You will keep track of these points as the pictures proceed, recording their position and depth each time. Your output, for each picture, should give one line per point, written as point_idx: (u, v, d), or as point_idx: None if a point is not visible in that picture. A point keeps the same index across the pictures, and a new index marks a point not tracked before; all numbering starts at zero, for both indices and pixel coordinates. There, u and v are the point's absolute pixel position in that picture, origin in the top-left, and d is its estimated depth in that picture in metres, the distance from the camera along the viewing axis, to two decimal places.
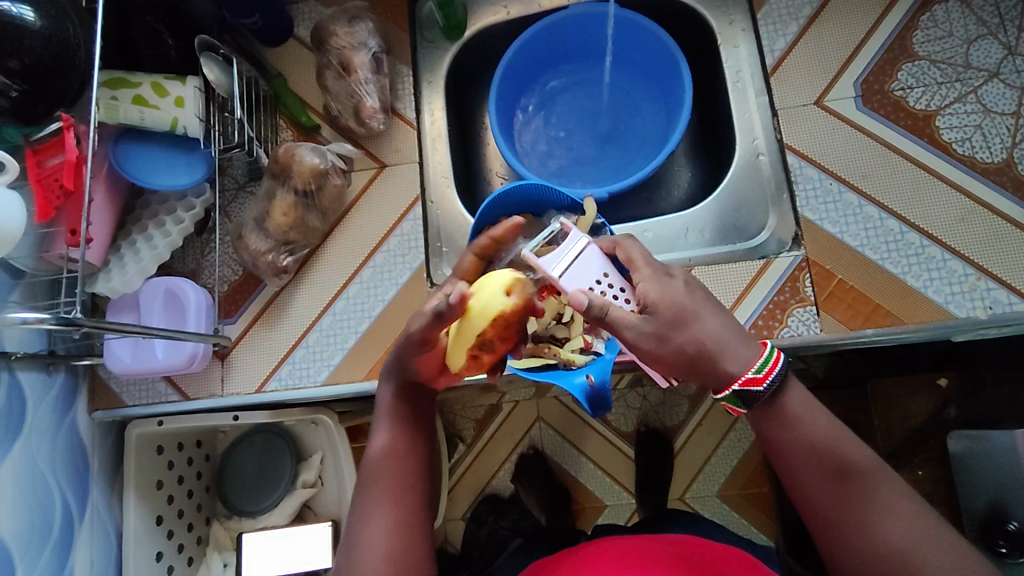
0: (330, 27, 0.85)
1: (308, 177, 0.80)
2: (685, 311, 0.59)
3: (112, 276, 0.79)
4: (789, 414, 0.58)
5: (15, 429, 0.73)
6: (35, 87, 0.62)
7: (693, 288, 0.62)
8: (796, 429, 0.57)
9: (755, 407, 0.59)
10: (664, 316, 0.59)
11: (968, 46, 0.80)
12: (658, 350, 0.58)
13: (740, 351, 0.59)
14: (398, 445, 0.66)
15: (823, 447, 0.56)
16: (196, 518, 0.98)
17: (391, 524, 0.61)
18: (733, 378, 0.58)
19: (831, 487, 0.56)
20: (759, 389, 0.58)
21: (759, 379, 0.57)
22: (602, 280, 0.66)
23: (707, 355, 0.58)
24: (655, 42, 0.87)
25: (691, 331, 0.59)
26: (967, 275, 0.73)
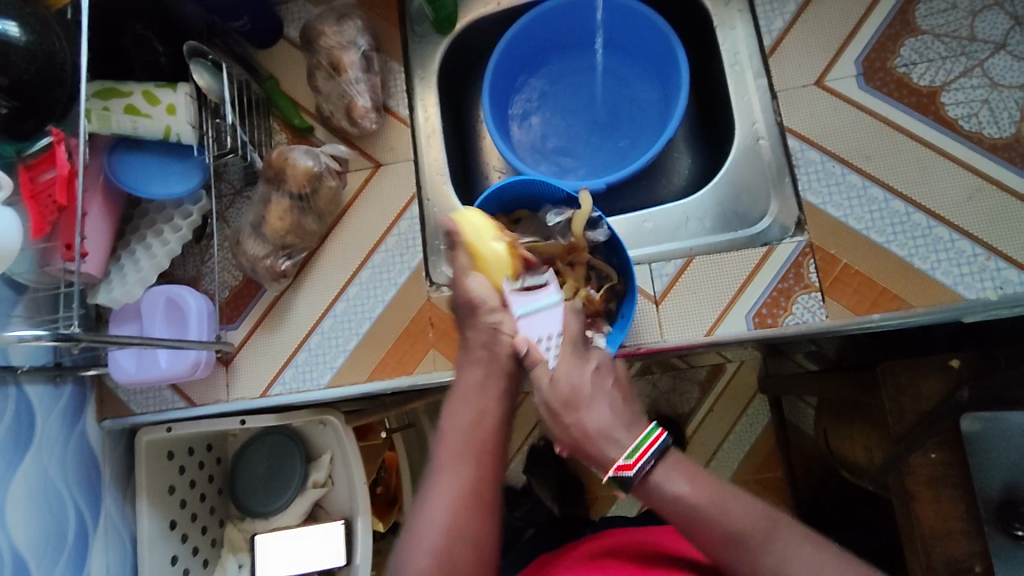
0: (319, 27, 0.84)
1: (303, 180, 0.79)
2: (580, 393, 0.65)
3: (113, 287, 0.79)
4: (658, 490, 0.58)
5: (25, 442, 0.73)
6: (24, 103, 0.62)
7: (602, 374, 0.67)
8: (677, 505, 0.58)
9: (637, 488, 0.60)
10: (563, 392, 0.65)
11: (973, 18, 0.77)
12: (549, 421, 0.65)
13: (623, 432, 0.63)
14: (469, 419, 0.63)
15: (703, 515, 0.56)
16: (210, 521, 0.99)
17: (457, 489, 0.58)
18: (609, 463, 0.61)
19: (726, 553, 0.56)
20: (630, 475, 0.59)
21: (629, 465, 0.59)
22: (550, 338, 0.69)
23: (588, 441, 0.62)
24: (649, 26, 0.85)
25: (580, 415, 0.64)
26: (976, 255, 0.72)
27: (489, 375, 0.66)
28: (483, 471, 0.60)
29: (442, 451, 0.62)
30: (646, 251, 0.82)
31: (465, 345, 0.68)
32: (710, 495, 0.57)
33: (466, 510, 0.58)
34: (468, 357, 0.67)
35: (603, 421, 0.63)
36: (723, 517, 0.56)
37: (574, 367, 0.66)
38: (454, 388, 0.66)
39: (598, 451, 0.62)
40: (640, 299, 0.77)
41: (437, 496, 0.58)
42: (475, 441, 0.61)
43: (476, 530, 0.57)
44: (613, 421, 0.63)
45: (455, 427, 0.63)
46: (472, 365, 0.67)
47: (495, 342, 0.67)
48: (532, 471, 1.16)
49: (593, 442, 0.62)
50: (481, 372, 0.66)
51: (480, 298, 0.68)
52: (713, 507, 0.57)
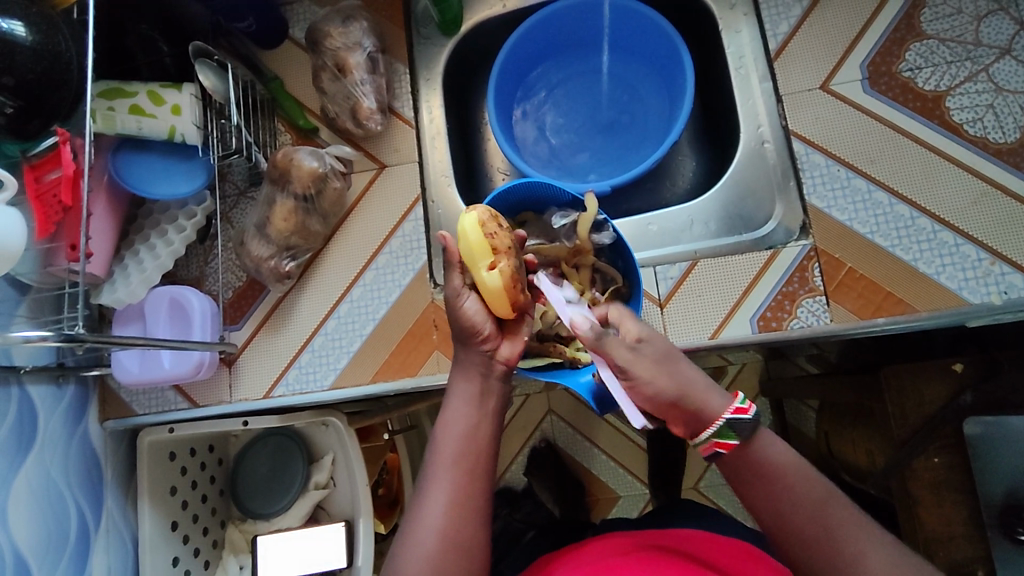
0: (324, 28, 0.84)
1: (308, 181, 0.79)
2: (671, 352, 0.60)
3: (116, 287, 0.79)
4: (762, 450, 0.57)
5: (27, 443, 0.73)
6: (29, 102, 0.62)
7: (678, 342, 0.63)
8: (778, 469, 0.56)
9: (742, 443, 0.57)
10: (659, 347, 0.59)
11: (978, 23, 0.77)
12: (648, 375, 0.57)
13: (719, 392, 0.59)
14: (463, 433, 0.61)
15: (799, 485, 0.55)
16: (211, 522, 0.99)
17: (450, 506, 0.57)
18: (720, 410, 0.57)
19: (807, 526, 0.54)
20: (746, 420, 0.57)
21: (743, 409, 0.57)
22: (605, 317, 0.61)
23: (693, 389, 0.58)
24: (655, 29, 0.85)
25: (679, 367, 0.59)
26: (981, 260, 0.72)
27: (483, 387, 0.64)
28: (475, 486, 0.59)
29: (436, 463, 0.60)
30: (651, 254, 0.82)
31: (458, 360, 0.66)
32: (806, 469, 0.56)
33: (458, 527, 0.57)
34: (462, 369, 0.65)
35: (700, 378, 0.59)
36: (816, 491, 0.55)
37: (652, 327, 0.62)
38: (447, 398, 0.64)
39: (703, 399, 0.58)
40: (645, 301, 0.77)
41: (430, 508, 0.58)
42: (468, 454, 0.60)
43: (468, 546, 0.57)
44: (701, 377, 0.59)
45: (449, 437, 0.61)
46: (465, 378, 0.64)
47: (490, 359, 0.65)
48: (533, 473, 1.15)
49: (698, 392, 0.58)
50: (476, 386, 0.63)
51: (474, 320, 0.64)
52: (807, 480, 0.56)
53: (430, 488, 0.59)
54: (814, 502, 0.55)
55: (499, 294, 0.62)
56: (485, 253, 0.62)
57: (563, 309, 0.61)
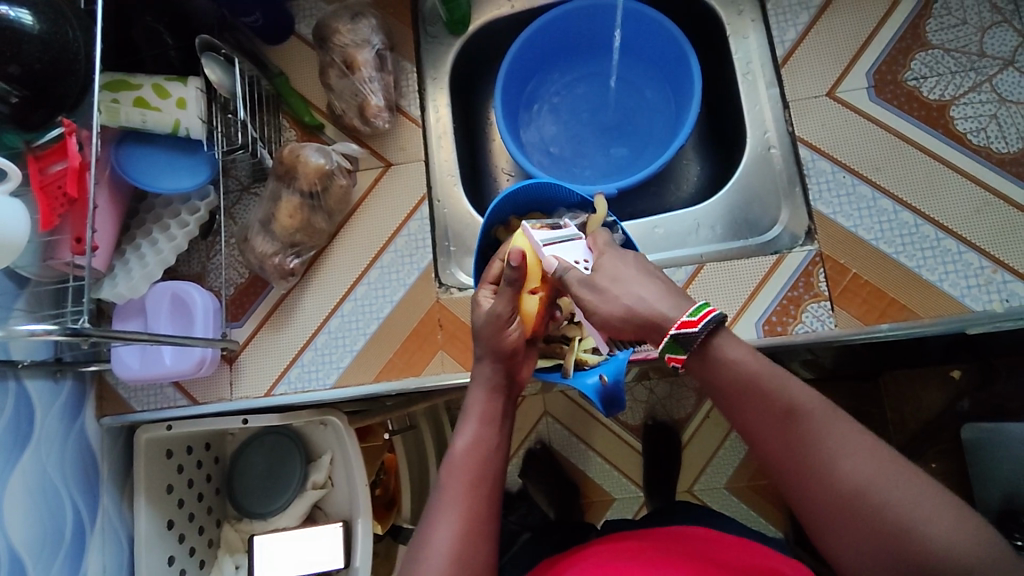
0: (333, 25, 0.83)
1: (315, 178, 0.79)
2: (623, 272, 0.59)
3: (117, 281, 0.77)
4: (720, 356, 0.52)
5: (24, 438, 0.72)
6: (36, 92, 0.61)
7: (643, 260, 0.61)
8: (737, 375, 0.51)
9: (694, 351, 0.53)
10: (606, 272, 0.60)
11: (983, 34, 0.78)
12: (594, 302, 0.59)
13: (676, 302, 0.56)
14: (480, 447, 0.61)
15: (765, 391, 0.50)
16: (207, 521, 0.98)
17: (466, 521, 0.57)
18: (669, 323, 0.54)
19: (777, 434, 0.49)
20: (693, 334, 0.52)
21: (693, 322, 0.52)
22: (582, 262, 0.63)
23: (637, 309, 0.56)
24: (663, 33, 0.85)
25: (623, 291, 0.58)
26: (983, 268, 0.72)
27: (499, 408, 0.65)
28: (487, 502, 0.59)
29: (451, 476, 0.60)
30: (656, 257, 0.83)
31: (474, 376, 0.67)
32: (777, 374, 0.50)
33: (471, 541, 0.56)
34: (480, 383, 0.66)
35: (649, 292, 0.57)
36: (786, 395, 0.49)
37: (614, 256, 0.61)
38: (463, 412, 0.65)
39: (649, 317, 0.55)
40: None
41: (445, 521, 0.57)
42: (483, 470, 0.60)
43: (481, 562, 0.56)
44: (656, 292, 0.57)
45: (467, 452, 0.61)
46: (483, 396, 0.65)
47: (510, 378, 0.67)
48: (529, 475, 1.15)
49: (644, 309, 0.56)
50: (493, 406, 0.65)
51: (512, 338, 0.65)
52: (773, 385, 0.50)
53: (445, 503, 0.58)
54: (781, 407, 0.49)
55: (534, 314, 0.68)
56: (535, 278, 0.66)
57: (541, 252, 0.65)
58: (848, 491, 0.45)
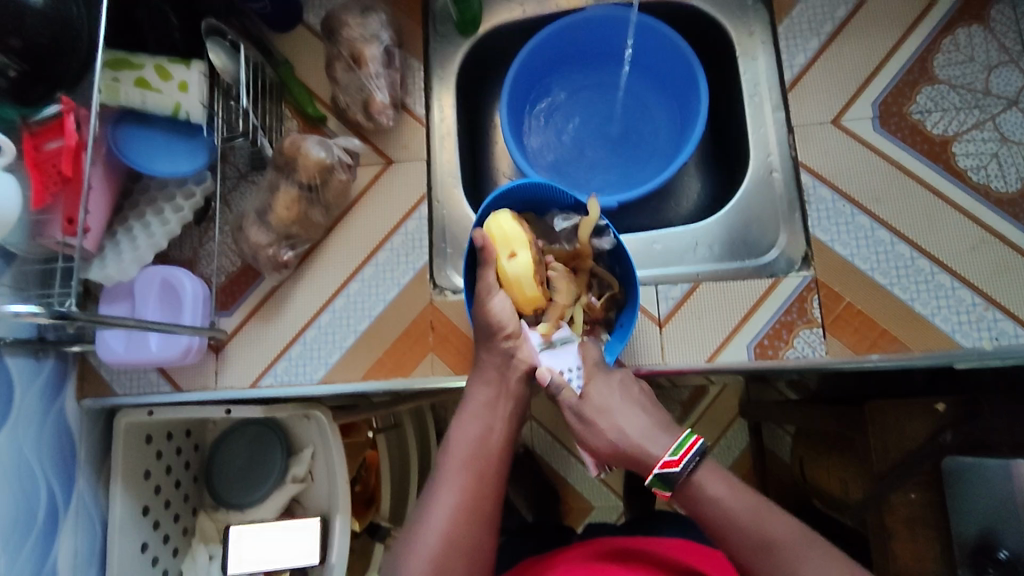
0: (342, 17, 0.83)
1: (314, 171, 0.78)
2: (610, 401, 0.67)
3: (107, 263, 0.76)
4: (703, 488, 0.60)
5: (2, 416, 0.71)
6: (34, 67, 0.60)
7: (631, 384, 0.69)
8: (722, 509, 0.59)
9: (679, 489, 0.61)
10: (594, 401, 0.67)
11: (989, 72, 0.79)
12: (584, 431, 0.67)
13: (661, 438, 0.64)
14: (475, 435, 0.67)
15: (745, 524, 0.58)
16: (183, 509, 0.96)
17: (457, 503, 0.63)
18: (653, 462, 0.62)
19: (755, 561, 0.57)
20: (675, 471, 0.61)
21: (675, 461, 0.61)
22: (572, 371, 0.71)
23: (627, 442, 0.64)
24: (673, 50, 0.85)
25: (614, 420, 0.66)
26: (975, 305, 0.73)
27: (496, 398, 0.69)
28: (480, 491, 0.64)
29: (448, 460, 0.66)
30: (652, 273, 0.83)
31: (478, 365, 0.70)
32: (756, 506, 0.59)
33: (462, 524, 0.62)
34: (480, 376, 0.69)
35: (634, 428, 0.65)
36: (765, 527, 0.58)
37: (600, 382, 0.68)
38: (462, 404, 0.69)
39: (638, 450, 0.64)
40: (645, 320, 0.77)
41: (438, 500, 0.63)
42: (478, 455, 0.66)
43: (471, 543, 0.62)
44: (641, 427, 0.65)
45: (463, 439, 0.67)
46: (483, 384, 0.69)
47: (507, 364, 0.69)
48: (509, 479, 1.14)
49: (632, 442, 0.64)
50: (491, 393, 0.68)
51: (501, 317, 0.68)
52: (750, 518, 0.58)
53: (438, 489, 0.64)
54: (760, 540, 0.57)
55: (524, 283, 0.69)
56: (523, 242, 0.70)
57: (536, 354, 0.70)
58: None
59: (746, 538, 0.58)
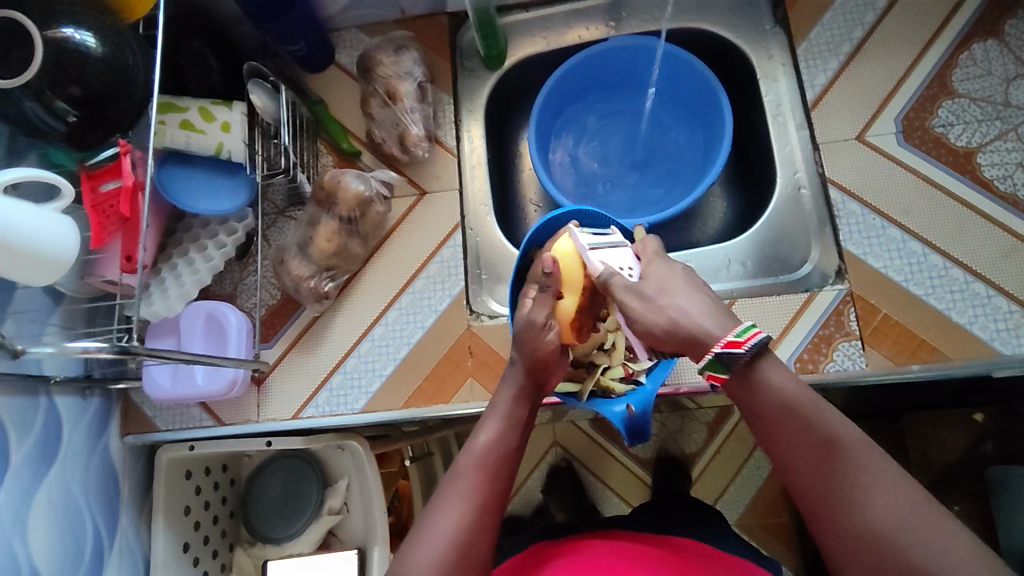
0: (376, 57, 0.87)
1: (353, 204, 0.81)
2: (671, 285, 0.61)
3: (153, 300, 0.78)
4: (765, 381, 0.54)
5: (51, 453, 0.72)
6: (92, 113, 0.62)
7: (692, 277, 0.63)
8: (777, 399, 0.54)
9: (736, 371, 0.55)
10: (654, 282, 0.62)
11: (1008, 85, 0.80)
12: (640, 310, 0.60)
13: (723, 320, 0.58)
14: (500, 446, 0.63)
15: (801, 416, 0.52)
16: (220, 545, 0.96)
17: (469, 513, 0.58)
18: (714, 341, 0.56)
19: (811, 461, 0.51)
20: (738, 353, 0.54)
21: (738, 342, 0.54)
22: (628, 268, 0.64)
23: (686, 321, 0.58)
24: (694, 74, 0.87)
25: (673, 301, 0.60)
26: (1012, 311, 0.74)
27: (524, 414, 0.66)
28: (493, 507, 0.60)
29: (467, 465, 0.61)
30: None
31: (505, 378, 0.69)
32: (813, 403, 0.53)
33: (471, 537, 0.57)
34: (510, 387, 0.67)
35: (696, 308, 0.59)
36: (820, 422, 0.52)
37: (660, 267, 0.64)
38: (485, 413, 0.66)
39: (694, 328, 0.58)
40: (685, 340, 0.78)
41: (451, 505, 0.58)
42: (499, 469, 0.61)
43: (474, 559, 0.57)
44: (702, 308, 0.59)
45: (487, 445, 0.62)
46: (510, 400, 0.66)
47: (539, 387, 0.68)
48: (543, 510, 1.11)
49: (691, 321, 0.58)
50: (520, 412, 0.66)
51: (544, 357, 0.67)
52: (811, 410, 0.52)
53: (451, 494, 0.59)
54: (820, 436, 0.51)
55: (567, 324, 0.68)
56: (572, 286, 0.67)
57: (588, 253, 0.65)
58: (875, 528, 0.48)
59: (799, 435, 0.52)
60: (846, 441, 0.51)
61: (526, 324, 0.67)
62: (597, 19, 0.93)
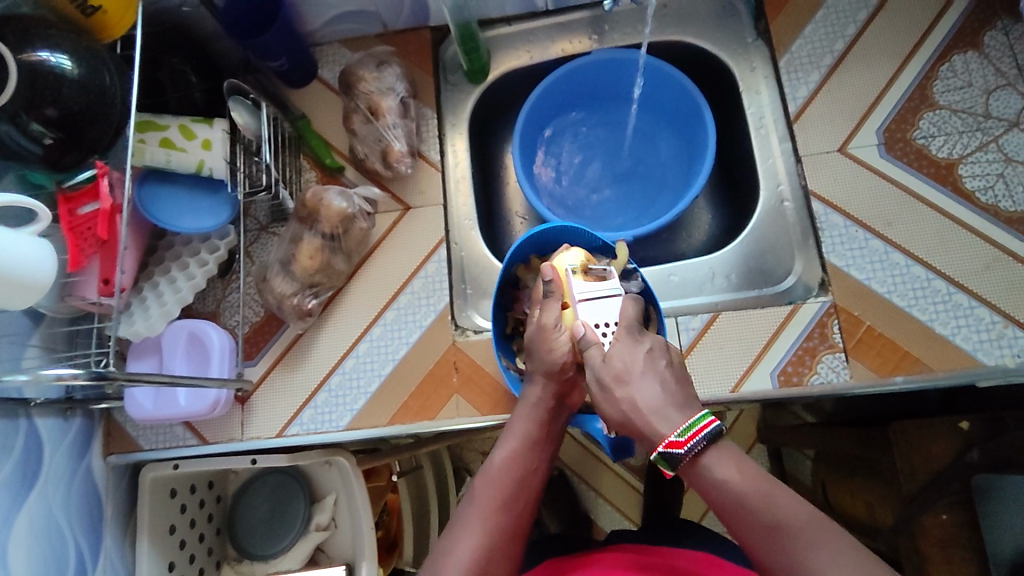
0: (358, 72, 0.86)
1: (336, 221, 0.80)
2: (629, 369, 0.57)
3: (135, 320, 0.77)
4: (709, 473, 0.53)
5: (32, 477, 0.71)
6: (70, 135, 0.62)
7: (655, 355, 0.58)
8: (725, 493, 0.52)
9: (683, 467, 0.54)
10: (613, 367, 0.57)
11: (988, 96, 0.81)
12: (599, 398, 0.58)
13: (671, 413, 0.54)
14: (517, 466, 0.63)
15: (753, 508, 0.51)
16: (207, 562, 0.95)
17: (488, 535, 0.58)
18: (657, 440, 0.54)
19: (767, 549, 0.50)
20: (679, 454, 0.53)
21: (680, 443, 0.53)
22: (606, 327, 0.63)
23: (637, 417, 0.55)
24: (677, 87, 0.88)
25: (626, 391, 0.56)
26: (995, 322, 0.74)
27: (544, 430, 0.67)
28: (512, 528, 0.60)
29: (485, 486, 0.62)
30: (672, 305, 0.83)
31: (524, 395, 0.69)
32: (761, 492, 0.51)
33: (488, 559, 0.57)
34: (530, 404, 0.68)
35: (649, 399, 0.55)
36: (771, 511, 0.50)
37: (625, 345, 0.59)
38: (503, 431, 0.67)
39: (645, 426, 0.55)
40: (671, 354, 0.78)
41: (469, 527, 0.59)
42: (518, 488, 0.62)
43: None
44: (656, 398, 0.55)
45: (503, 465, 0.63)
46: (529, 417, 0.67)
47: (560, 403, 0.68)
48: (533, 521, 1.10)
49: (642, 416, 0.55)
50: (540, 429, 0.66)
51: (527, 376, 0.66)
52: (756, 497, 0.51)
53: (468, 516, 0.60)
54: (769, 523, 0.50)
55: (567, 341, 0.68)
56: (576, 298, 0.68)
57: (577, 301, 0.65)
58: None
59: (754, 526, 0.50)
60: (795, 524, 0.49)
61: (541, 331, 0.67)
62: (580, 32, 0.93)
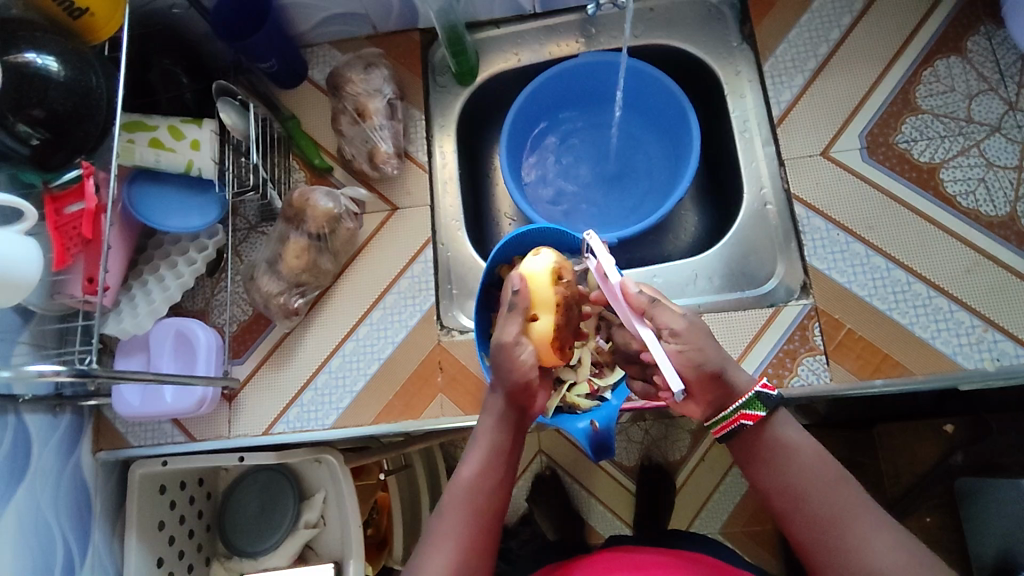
0: (346, 74, 0.87)
1: (322, 221, 0.81)
2: (709, 330, 0.63)
3: (123, 317, 0.78)
4: (780, 430, 0.60)
5: (20, 472, 0.72)
6: (57, 135, 0.63)
7: None
8: (796, 446, 0.59)
9: (762, 418, 0.60)
10: (699, 325, 0.61)
11: (970, 101, 0.81)
12: (691, 349, 0.59)
13: (744, 370, 0.62)
14: (484, 479, 0.63)
15: (816, 462, 0.59)
16: (196, 559, 0.96)
17: (459, 554, 0.59)
18: (749, 385, 0.60)
19: (823, 499, 0.57)
20: (773, 395, 0.60)
21: (771, 385, 0.60)
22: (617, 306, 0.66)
23: (728, 364, 0.60)
24: (663, 90, 0.88)
25: (718, 347, 0.61)
26: (974, 326, 0.74)
27: (510, 439, 0.66)
28: (484, 540, 0.60)
29: (453, 503, 0.62)
30: None
31: (489, 406, 0.67)
32: (820, 451, 0.60)
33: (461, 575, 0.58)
34: (494, 415, 0.66)
35: (730, 356, 0.63)
36: (831, 468, 0.58)
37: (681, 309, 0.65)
38: (470, 441, 0.66)
39: (735, 376, 0.60)
40: None
41: (440, 546, 0.59)
42: (484, 501, 0.62)
43: None
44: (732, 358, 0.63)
45: (469, 480, 0.63)
46: (494, 428, 0.66)
47: (524, 410, 0.67)
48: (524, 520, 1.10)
49: (731, 367, 0.61)
50: (507, 438, 0.65)
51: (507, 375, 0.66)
52: (818, 458, 0.59)
53: (437, 535, 0.60)
54: (830, 476, 0.58)
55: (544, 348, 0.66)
56: (545, 307, 0.66)
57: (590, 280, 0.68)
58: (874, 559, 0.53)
59: (818, 481, 0.58)
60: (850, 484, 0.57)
61: (501, 351, 0.64)
62: (567, 35, 0.94)
